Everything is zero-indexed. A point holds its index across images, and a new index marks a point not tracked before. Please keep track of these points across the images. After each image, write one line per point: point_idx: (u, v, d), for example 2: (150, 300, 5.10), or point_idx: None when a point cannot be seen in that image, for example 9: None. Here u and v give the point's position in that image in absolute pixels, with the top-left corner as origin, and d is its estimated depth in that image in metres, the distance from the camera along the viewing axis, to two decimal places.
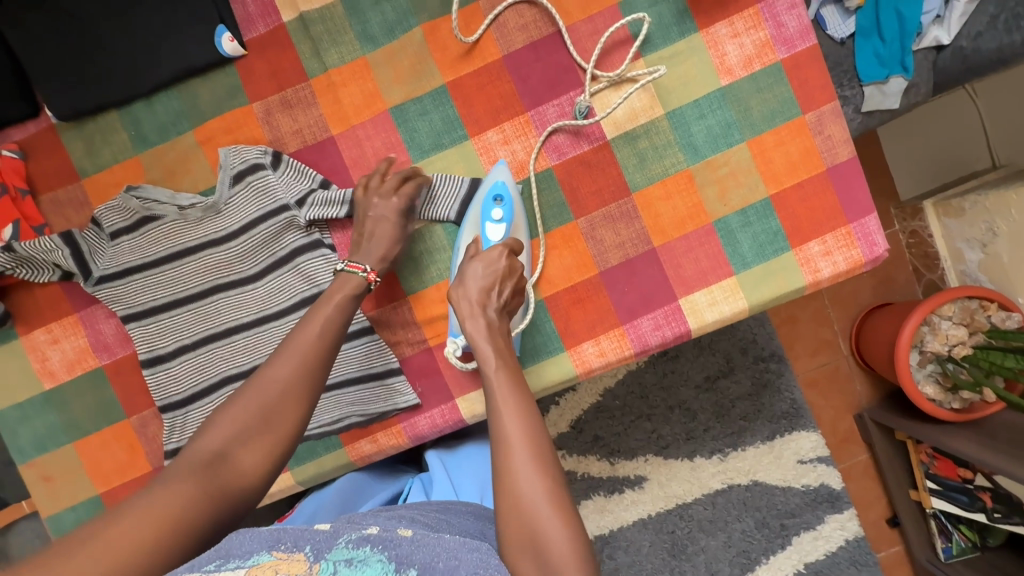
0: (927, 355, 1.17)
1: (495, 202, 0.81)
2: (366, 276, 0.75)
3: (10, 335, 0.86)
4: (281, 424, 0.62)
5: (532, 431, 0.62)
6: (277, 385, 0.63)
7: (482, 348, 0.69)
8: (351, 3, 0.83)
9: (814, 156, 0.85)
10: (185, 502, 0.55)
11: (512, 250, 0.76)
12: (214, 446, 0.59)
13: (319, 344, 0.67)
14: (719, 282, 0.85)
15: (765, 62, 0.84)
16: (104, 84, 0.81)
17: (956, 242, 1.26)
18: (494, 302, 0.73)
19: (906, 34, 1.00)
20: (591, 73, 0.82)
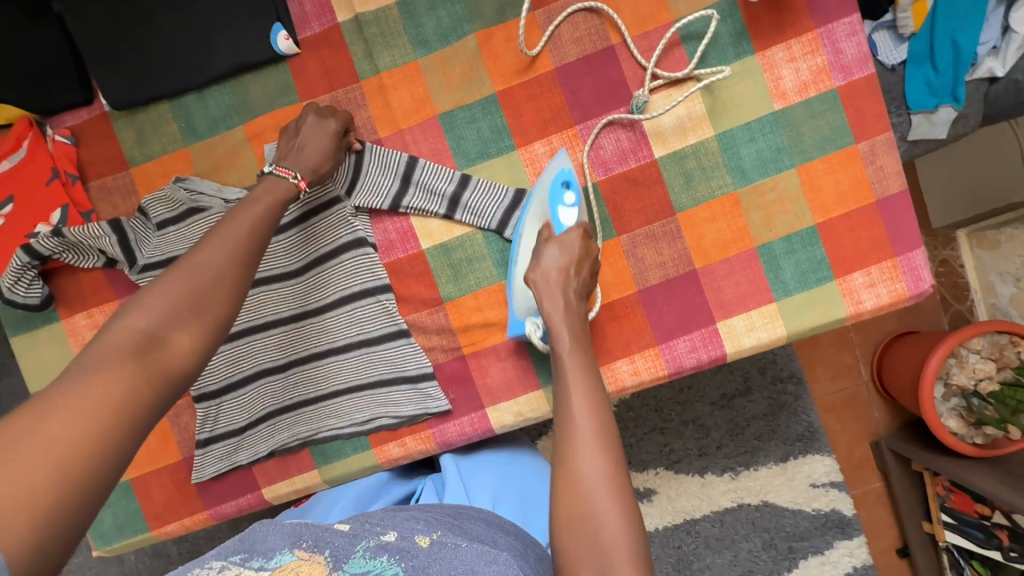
0: (952, 388, 1.16)
1: (563, 188, 0.79)
2: (297, 183, 0.70)
3: (52, 318, 0.87)
4: (215, 309, 0.54)
5: (601, 421, 0.60)
6: (208, 268, 0.55)
7: (558, 331, 0.68)
8: (408, 7, 0.83)
9: (864, 187, 0.84)
10: (125, 392, 0.46)
11: (586, 228, 0.76)
12: (141, 328, 0.49)
13: (253, 237, 0.61)
14: (759, 307, 0.85)
15: (821, 88, 0.83)
16: (159, 75, 0.82)
17: (988, 275, 1.23)
18: (574, 284, 0.72)
19: (960, 64, 0.98)
20: (651, 72, 0.82)
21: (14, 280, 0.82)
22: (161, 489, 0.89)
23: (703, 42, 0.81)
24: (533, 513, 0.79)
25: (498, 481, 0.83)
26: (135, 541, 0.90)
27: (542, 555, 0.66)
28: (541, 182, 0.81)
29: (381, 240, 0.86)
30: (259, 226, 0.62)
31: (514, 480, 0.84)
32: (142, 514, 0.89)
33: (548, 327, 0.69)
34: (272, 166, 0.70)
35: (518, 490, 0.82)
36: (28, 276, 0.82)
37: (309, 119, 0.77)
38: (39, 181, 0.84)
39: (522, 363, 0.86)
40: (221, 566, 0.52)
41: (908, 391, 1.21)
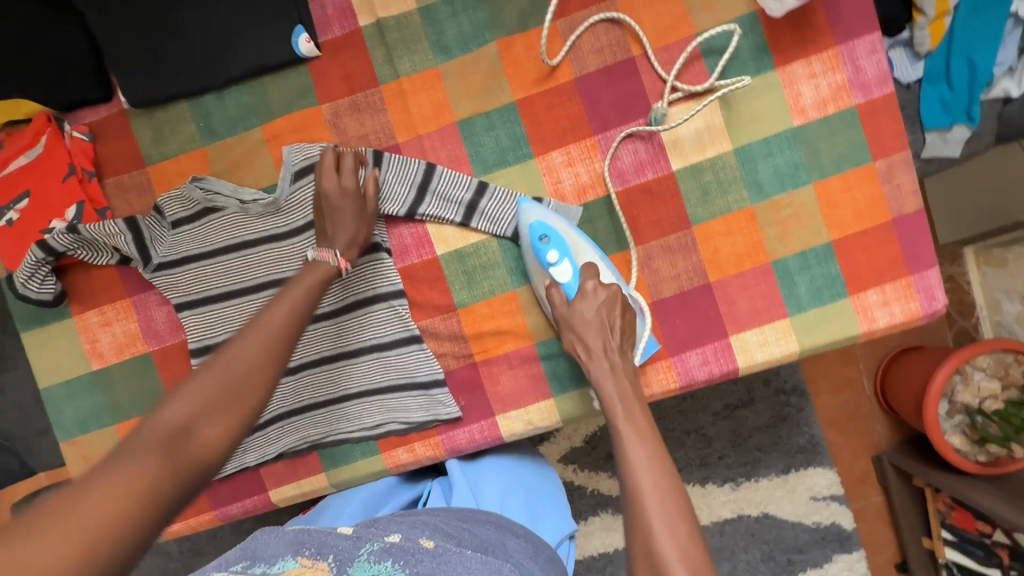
0: (957, 405, 1.15)
1: (542, 243, 0.79)
2: (337, 264, 0.73)
3: (63, 314, 0.87)
4: (247, 400, 0.55)
5: (664, 492, 0.67)
6: (243, 361, 0.57)
7: (609, 397, 0.75)
8: (430, 13, 0.83)
9: (881, 205, 0.84)
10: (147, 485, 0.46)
11: (596, 279, 0.79)
12: (176, 419, 0.51)
13: (289, 326, 0.63)
14: (772, 322, 0.85)
15: (840, 105, 0.83)
16: (179, 75, 0.82)
17: (995, 292, 1.24)
18: (615, 340, 0.77)
19: (976, 84, 0.98)
20: (671, 84, 0.81)
21: (28, 275, 0.81)
22: None
23: (727, 53, 0.81)
24: (541, 520, 0.79)
25: (504, 484, 0.82)
26: None
27: (552, 559, 0.66)
28: (524, 244, 0.82)
29: (396, 245, 0.86)
30: (295, 315, 0.65)
31: (520, 483, 0.84)
32: None
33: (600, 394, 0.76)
34: (313, 251, 0.73)
35: (525, 494, 0.82)
36: (42, 272, 0.82)
37: (330, 185, 0.77)
38: (56, 177, 0.84)
39: (534, 371, 0.86)
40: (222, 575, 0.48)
41: (912, 408, 1.21)
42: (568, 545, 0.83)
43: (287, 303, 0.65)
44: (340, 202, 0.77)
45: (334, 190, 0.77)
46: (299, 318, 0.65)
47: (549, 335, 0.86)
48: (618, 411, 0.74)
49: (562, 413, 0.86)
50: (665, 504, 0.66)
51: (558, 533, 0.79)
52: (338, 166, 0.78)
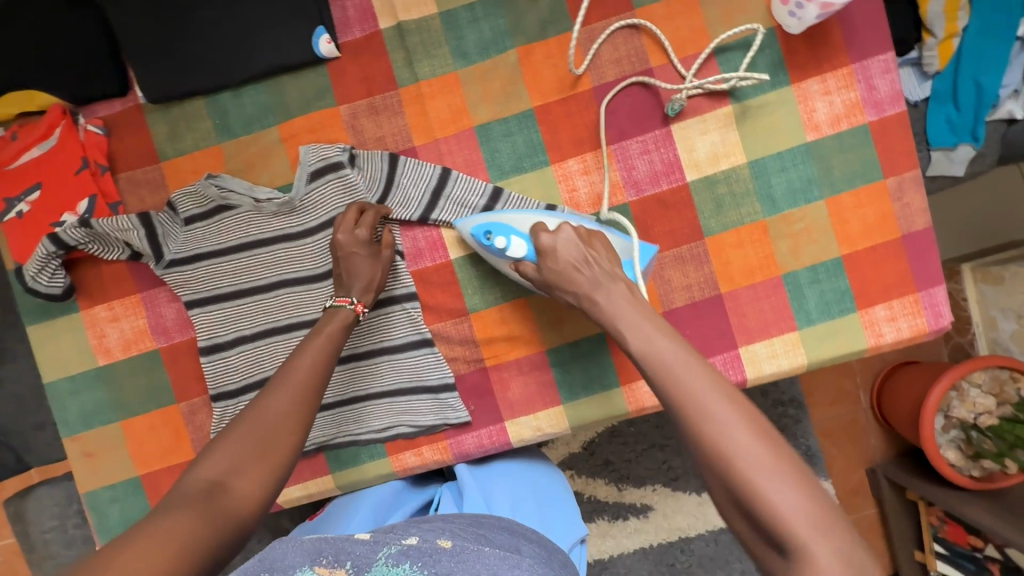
0: (953, 420, 1.16)
1: (489, 235, 0.76)
2: (354, 308, 0.73)
3: (71, 308, 0.86)
4: (280, 452, 0.58)
5: (715, 386, 0.57)
6: (277, 413, 0.60)
7: (615, 303, 0.67)
8: (450, 18, 0.83)
9: (890, 223, 0.85)
10: (186, 541, 0.48)
11: (546, 230, 0.74)
12: (210, 477, 0.54)
13: (315, 374, 0.65)
14: (782, 334, 0.85)
15: (853, 122, 0.84)
16: (197, 71, 0.82)
17: (990, 309, 1.21)
18: (601, 259, 0.71)
19: (982, 105, 1.00)
20: (691, 80, 0.82)
21: (38, 269, 0.81)
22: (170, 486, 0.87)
23: (753, 48, 0.82)
24: (554, 525, 0.78)
25: (514, 490, 0.82)
26: None
27: (566, 563, 0.64)
28: (476, 246, 0.80)
29: (409, 248, 0.86)
30: (319, 363, 0.66)
31: (529, 488, 0.83)
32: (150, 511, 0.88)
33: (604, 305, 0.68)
34: (331, 299, 0.75)
35: (535, 500, 0.81)
36: (52, 266, 0.81)
37: (345, 240, 0.76)
38: (69, 170, 0.83)
39: (544, 378, 0.86)
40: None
41: (908, 422, 1.22)
42: (580, 550, 0.81)
43: (313, 349, 0.67)
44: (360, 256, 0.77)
45: (354, 245, 0.77)
46: (323, 365, 0.67)
47: (560, 343, 0.86)
48: (628, 325, 0.65)
49: (571, 420, 0.86)
50: (715, 402, 0.56)
51: (570, 538, 0.78)
52: (358, 219, 0.78)
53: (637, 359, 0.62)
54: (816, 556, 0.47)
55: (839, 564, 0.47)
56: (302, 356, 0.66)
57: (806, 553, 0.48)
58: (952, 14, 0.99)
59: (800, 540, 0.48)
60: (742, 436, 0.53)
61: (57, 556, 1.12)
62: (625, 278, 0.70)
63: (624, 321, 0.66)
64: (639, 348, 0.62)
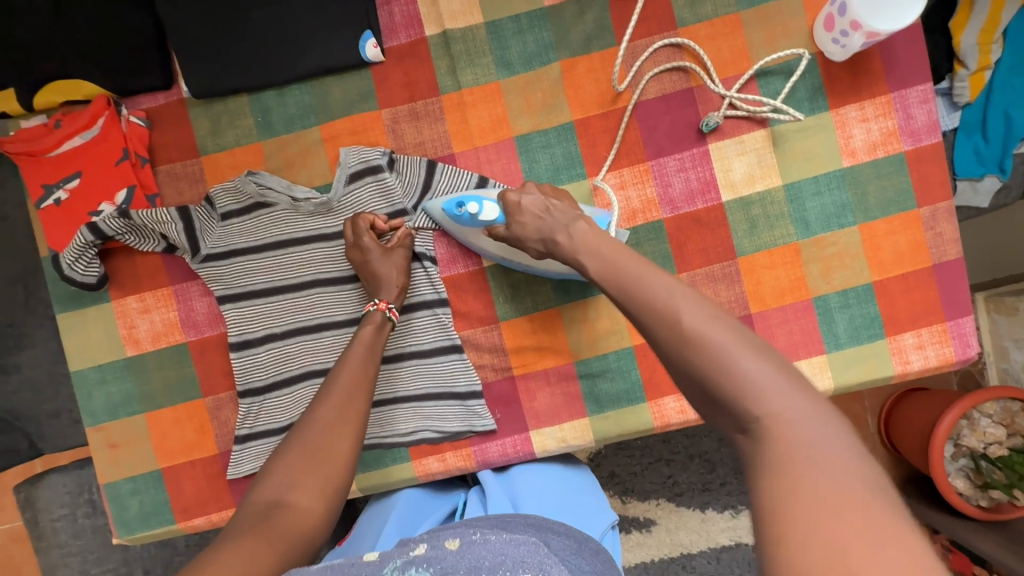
0: (962, 449, 1.16)
1: (462, 204, 0.77)
2: (377, 308, 0.76)
3: (102, 298, 0.86)
4: (329, 465, 0.62)
5: (671, 287, 0.57)
6: (321, 428, 0.64)
7: (578, 232, 0.69)
8: (495, 28, 0.84)
9: (922, 251, 0.85)
10: (249, 562, 0.51)
11: (513, 190, 0.76)
12: (269, 497, 0.58)
13: (357, 388, 0.69)
14: (809, 357, 0.86)
15: (889, 150, 0.85)
16: (244, 69, 0.82)
17: (1002, 340, 1.20)
18: (562, 205, 0.74)
19: (1010, 138, 1.01)
20: (730, 100, 0.83)
21: (75, 257, 0.81)
22: (191, 480, 0.87)
23: (795, 74, 0.83)
24: (583, 515, 0.78)
25: (540, 489, 0.82)
26: (159, 533, 0.88)
27: (598, 550, 0.64)
28: (448, 221, 0.81)
29: (441, 254, 0.86)
30: (358, 376, 0.70)
31: (555, 488, 0.83)
32: (170, 505, 0.87)
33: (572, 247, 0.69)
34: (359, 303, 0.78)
35: (562, 498, 0.81)
36: (88, 255, 0.82)
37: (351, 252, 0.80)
38: (110, 161, 0.84)
39: (570, 390, 0.86)
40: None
41: (917, 449, 1.21)
42: (613, 536, 0.81)
43: (353, 360, 0.71)
44: (379, 266, 0.79)
45: (369, 257, 0.78)
46: (361, 373, 0.70)
47: (589, 354, 0.86)
48: (589, 252, 0.66)
49: (596, 433, 0.86)
50: (671, 297, 0.56)
51: (600, 524, 0.77)
52: (355, 232, 0.79)
53: (598, 279, 0.64)
54: (781, 420, 0.46)
55: (804, 426, 0.45)
56: (339, 374, 0.69)
57: (768, 421, 0.46)
58: (986, 46, 1.00)
59: (761, 409, 0.47)
60: (697, 318, 0.53)
61: (65, 547, 1.11)
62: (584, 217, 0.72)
63: (582, 250, 0.68)
64: (599, 267, 0.65)
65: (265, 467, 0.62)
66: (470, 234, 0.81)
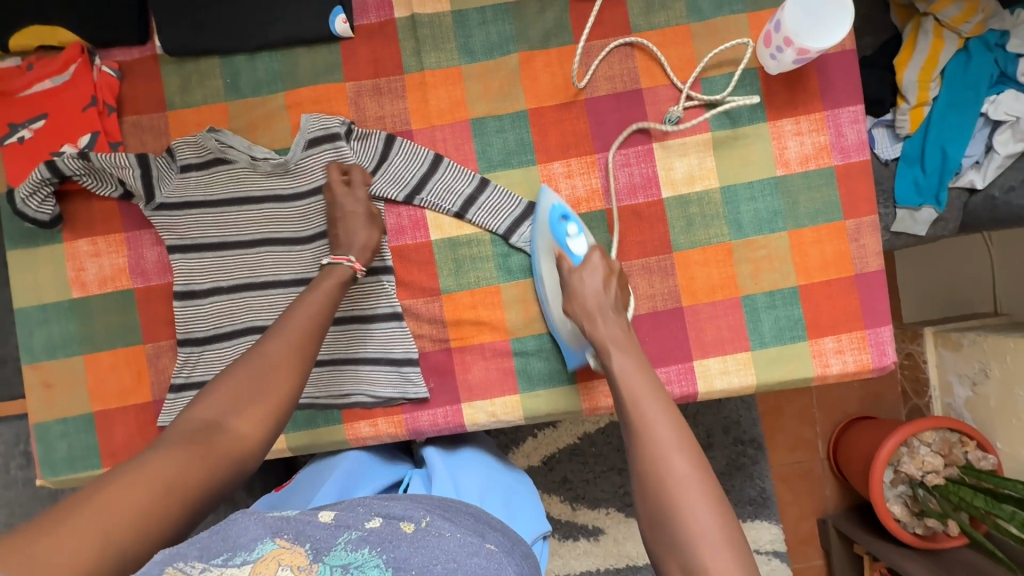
0: (901, 475, 1.15)
1: (563, 220, 0.80)
2: (351, 267, 0.78)
3: (55, 238, 0.88)
4: (270, 394, 0.63)
5: (669, 419, 0.64)
6: (268, 363, 0.65)
7: (613, 352, 0.72)
8: (461, 17, 0.89)
9: (846, 261, 0.90)
10: (178, 473, 0.54)
11: (601, 250, 0.79)
12: (205, 416, 0.60)
13: (312, 332, 0.70)
14: (735, 353, 0.90)
15: (820, 163, 0.90)
16: (217, 31, 0.86)
17: (948, 374, 1.22)
18: (614, 299, 0.77)
19: (946, 171, 1.05)
20: (687, 92, 0.89)
21: (29, 193, 0.83)
22: (122, 425, 0.87)
23: (736, 77, 0.88)
24: (518, 518, 0.80)
25: (483, 482, 0.84)
26: (84, 476, 0.88)
27: (527, 554, 0.66)
28: (541, 222, 0.84)
29: (391, 224, 0.89)
30: (314, 322, 0.71)
31: (497, 484, 0.85)
32: (98, 450, 0.87)
33: (603, 351, 0.72)
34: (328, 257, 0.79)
35: (503, 494, 0.84)
36: (43, 193, 0.84)
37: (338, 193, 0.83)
38: (77, 106, 0.87)
39: (505, 366, 0.89)
40: (202, 566, 0.46)
41: (859, 474, 1.21)
42: (541, 544, 0.84)
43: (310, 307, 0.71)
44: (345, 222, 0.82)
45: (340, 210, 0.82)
46: (319, 320, 0.71)
47: (525, 333, 0.89)
48: (620, 355, 0.71)
49: (526, 410, 0.89)
50: (667, 432, 0.63)
51: (533, 531, 0.79)
52: (349, 180, 0.84)
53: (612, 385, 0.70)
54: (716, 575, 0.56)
55: None
56: (295, 317, 0.70)
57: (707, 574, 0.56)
58: (925, 83, 1.06)
59: (706, 563, 0.56)
60: (684, 469, 0.61)
61: None
62: (627, 324, 0.76)
63: (615, 348, 0.72)
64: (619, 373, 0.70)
65: (204, 387, 0.63)
66: (538, 246, 0.85)
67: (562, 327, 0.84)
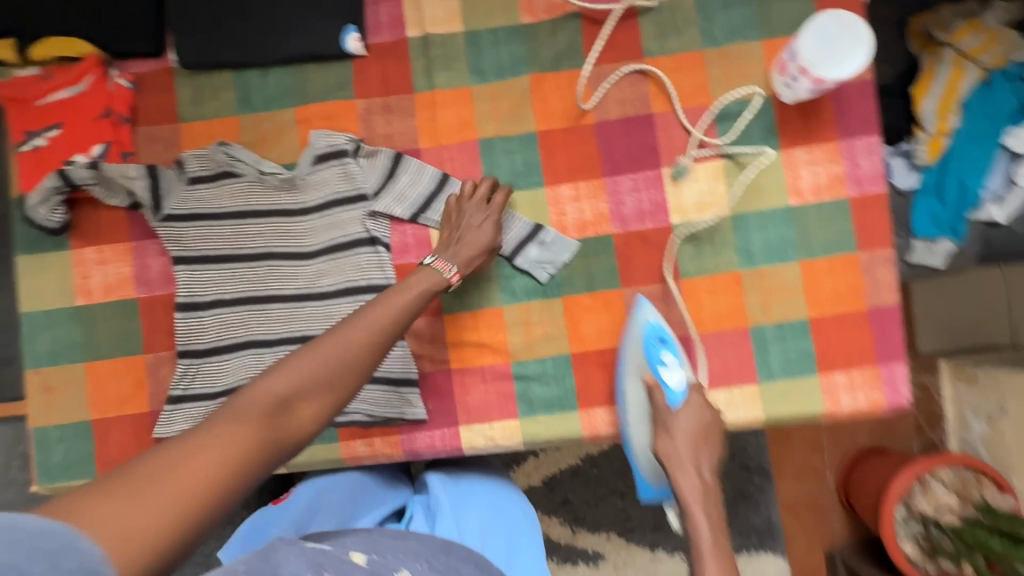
0: (914, 513, 1.09)
1: (659, 344, 0.82)
2: (450, 278, 0.75)
3: (63, 245, 0.89)
4: (340, 386, 0.60)
5: None
6: (347, 350, 0.61)
7: (697, 520, 0.72)
8: (473, 38, 0.89)
9: (859, 294, 0.88)
10: (241, 451, 0.52)
11: (701, 394, 0.79)
12: (277, 391, 0.56)
13: (391, 328, 0.66)
14: (742, 385, 0.88)
15: (834, 195, 0.88)
16: (231, 46, 0.87)
17: (963, 409, 1.18)
18: (707, 463, 0.77)
19: (964, 204, 1.03)
20: (697, 139, 0.87)
21: (39, 201, 0.84)
22: (119, 434, 0.87)
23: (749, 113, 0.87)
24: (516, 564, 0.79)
25: (486, 521, 0.83)
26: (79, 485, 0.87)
27: None
28: (633, 339, 0.84)
29: (396, 241, 0.88)
30: (398, 319, 0.67)
31: (500, 522, 0.83)
32: (93, 458, 0.87)
33: (686, 509, 0.73)
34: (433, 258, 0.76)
35: (505, 534, 0.82)
36: (53, 201, 0.84)
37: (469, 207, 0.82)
38: (91, 116, 0.88)
39: (505, 390, 0.88)
40: None
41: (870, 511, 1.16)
42: None
43: (398, 305, 0.68)
44: (467, 218, 0.81)
45: (462, 203, 0.82)
46: (399, 320, 0.68)
47: (527, 357, 0.88)
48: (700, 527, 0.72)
49: (525, 435, 0.87)
50: None
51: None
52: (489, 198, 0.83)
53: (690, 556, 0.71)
54: None
55: None
56: (378, 307, 0.67)
57: None
58: (944, 113, 1.04)
59: None
60: None
61: None
62: (716, 487, 0.76)
63: (698, 512, 0.73)
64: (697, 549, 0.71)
65: (274, 361, 0.58)
66: (624, 368, 0.84)
67: (646, 462, 0.84)
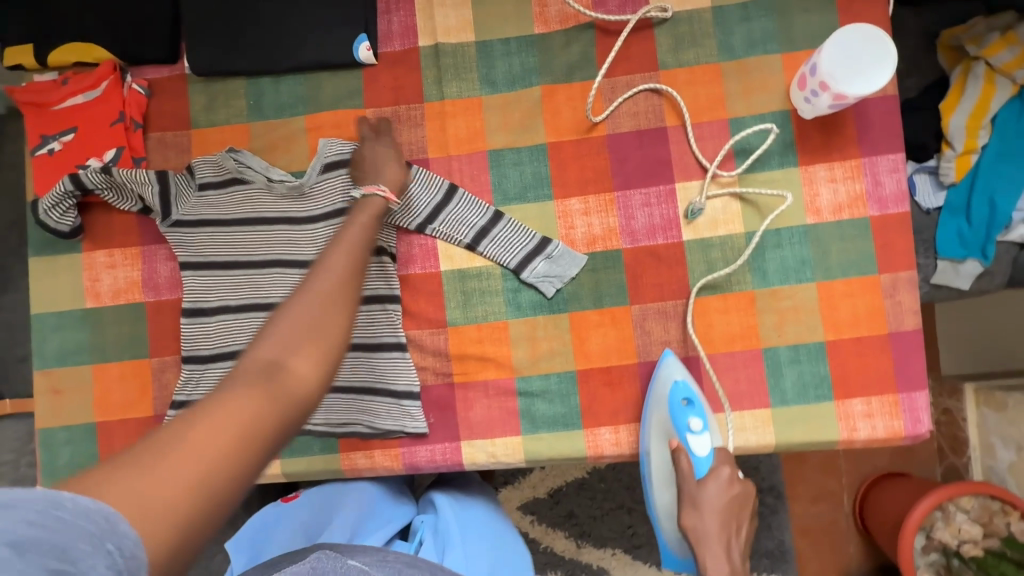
0: (934, 542, 1.04)
1: (686, 406, 0.79)
2: (384, 195, 0.74)
3: (74, 248, 0.90)
4: (330, 331, 0.54)
5: None
6: (323, 295, 0.57)
7: None
8: (485, 48, 0.88)
9: (880, 318, 0.84)
10: (249, 415, 0.47)
11: (729, 463, 0.76)
12: (266, 354, 0.51)
13: (354, 262, 0.62)
14: (753, 409, 0.84)
15: (855, 213, 0.85)
16: (244, 54, 0.88)
17: (990, 436, 1.13)
18: (735, 544, 0.73)
19: (994, 224, 0.98)
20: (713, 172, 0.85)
21: (52, 205, 0.85)
22: (123, 438, 0.87)
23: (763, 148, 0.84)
24: None
25: (488, 559, 0.79)
26: None
27: None
28: (658, 401, 0.81)
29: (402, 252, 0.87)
30: (354, 255, 0.63)
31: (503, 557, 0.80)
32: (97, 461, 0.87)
33: None
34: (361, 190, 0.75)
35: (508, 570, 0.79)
36: (65, 205, 0.85)
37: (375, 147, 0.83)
38: (106, 121, 0.89)
39: (508, 405, 0.86)
40: None
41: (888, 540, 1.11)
42: None
43: (348, 239, 0.65)
44: (369, 149, 0.83)
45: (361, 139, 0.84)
46: (359, 252, 0.64)
47: (531, 373, 0.86)
48: None
49: (527, 453, 0.85)
50: None
51: None
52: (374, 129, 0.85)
53: None
54: None
55: None
56: (337, 247, 0.63)
57: None
58: (974, 128, 0.99)
59: None
60: None
61: None
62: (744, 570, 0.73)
63: None
64: None
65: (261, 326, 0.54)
66: (649, 432, 0.82)
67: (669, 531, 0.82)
